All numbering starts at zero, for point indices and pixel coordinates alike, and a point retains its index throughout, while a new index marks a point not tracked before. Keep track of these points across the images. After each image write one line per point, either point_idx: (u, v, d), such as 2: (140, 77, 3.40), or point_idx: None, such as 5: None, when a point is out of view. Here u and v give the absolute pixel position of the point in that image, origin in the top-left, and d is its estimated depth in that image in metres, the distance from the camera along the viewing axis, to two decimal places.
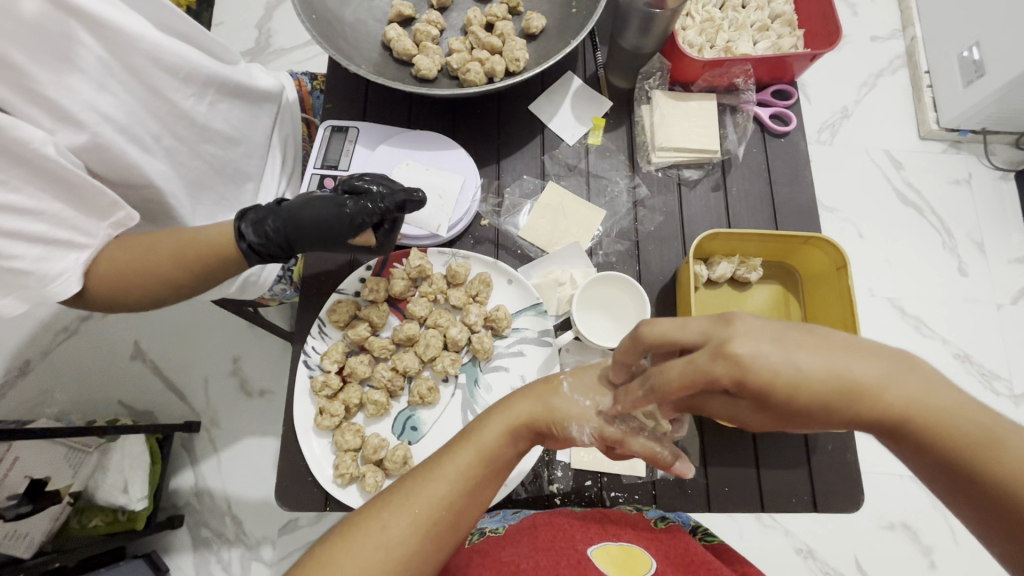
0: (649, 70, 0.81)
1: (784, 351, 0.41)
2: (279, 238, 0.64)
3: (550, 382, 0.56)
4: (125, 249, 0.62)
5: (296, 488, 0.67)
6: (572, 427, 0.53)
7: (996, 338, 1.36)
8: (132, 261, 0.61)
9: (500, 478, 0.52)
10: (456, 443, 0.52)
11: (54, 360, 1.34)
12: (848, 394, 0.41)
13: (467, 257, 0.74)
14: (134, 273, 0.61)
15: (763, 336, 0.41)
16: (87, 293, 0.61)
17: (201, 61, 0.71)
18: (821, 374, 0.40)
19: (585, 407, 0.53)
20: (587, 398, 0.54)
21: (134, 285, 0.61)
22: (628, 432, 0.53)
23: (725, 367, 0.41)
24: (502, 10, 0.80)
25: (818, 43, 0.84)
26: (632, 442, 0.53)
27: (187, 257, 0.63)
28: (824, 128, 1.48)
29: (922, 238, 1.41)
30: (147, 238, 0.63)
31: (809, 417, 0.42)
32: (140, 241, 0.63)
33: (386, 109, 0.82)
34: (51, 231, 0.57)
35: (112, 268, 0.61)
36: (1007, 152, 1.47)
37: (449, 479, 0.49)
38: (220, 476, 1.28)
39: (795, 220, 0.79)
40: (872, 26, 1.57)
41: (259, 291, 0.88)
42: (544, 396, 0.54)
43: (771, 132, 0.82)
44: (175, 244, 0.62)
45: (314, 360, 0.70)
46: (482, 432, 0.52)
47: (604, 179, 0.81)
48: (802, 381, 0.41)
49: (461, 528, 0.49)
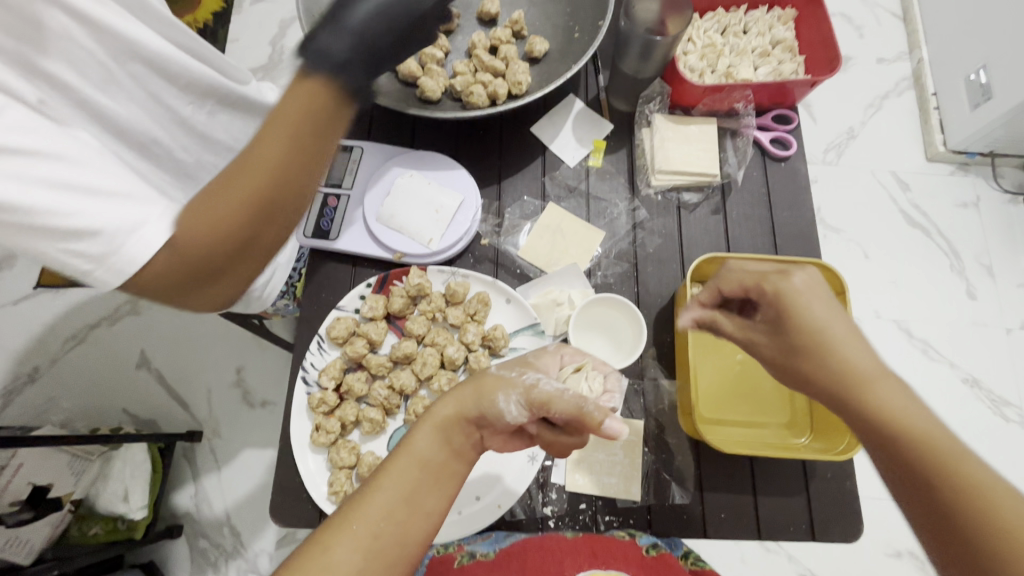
0: (650, 94, 0.82)
1: (827, 318, 0.52)
2: (371, 48, 0.50)
3: (472, 377, 0.57)
4: (194, 221, 0.47)
5: (291, 505, 0.67)
6: (498, 398, 0.54)
7: (1007, 364, 1.34)
8: (210, 223, 0.47)
9: (442, 482, 0.51)
10: (392, 454, 0.51)
11: (60, 368, 1.36)
12: (849, 368, 0.50)
13: (466, 276, 0.74)
14: (221, 244, 0.48)
15: (815, 296, 0.53)
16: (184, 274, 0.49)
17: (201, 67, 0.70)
18: (840, 347, 0.51)
19: (510, 377, 0.56)
20: (514, 371, 0.57)
21: (219, 241, 0.47)
22: (553, 389, 0.55)
23: (774, 282, 0.55)
24: (505, 34, 0.82)
25: (819, 69, 0.84)
26: (558, 399, 0.55)
27: (275, 185, 0.47)
28: (830, 149, 1.48)
29: (930, 260, 1.40)
30: (222, 185, 0.47)
31: (799, 368, 0.52)
32: (211, 188, 0.48)
33: (391, 128, 0.83)
34: (109, 186, 0.48)
35: (166, 250, 0.48)
36: (1015, 176, 1.46)
37: (388, 490, 0.48)
38: (219, 487, 1.28)
39: (796, 245, 0.79)
40: (879, 48, 1.58)
41: (263, 303, 0.89)
42: (470, 390, 0.55)
43: (772, 156, 0.83)
44: (247, 177, 0.46)
45: (313, 377, 0.70)
46: (415, 437, 0.52)
47: (605, 202, 0.81)
48: (819, 333, 0.51)
49: (409, 542, 0.47)
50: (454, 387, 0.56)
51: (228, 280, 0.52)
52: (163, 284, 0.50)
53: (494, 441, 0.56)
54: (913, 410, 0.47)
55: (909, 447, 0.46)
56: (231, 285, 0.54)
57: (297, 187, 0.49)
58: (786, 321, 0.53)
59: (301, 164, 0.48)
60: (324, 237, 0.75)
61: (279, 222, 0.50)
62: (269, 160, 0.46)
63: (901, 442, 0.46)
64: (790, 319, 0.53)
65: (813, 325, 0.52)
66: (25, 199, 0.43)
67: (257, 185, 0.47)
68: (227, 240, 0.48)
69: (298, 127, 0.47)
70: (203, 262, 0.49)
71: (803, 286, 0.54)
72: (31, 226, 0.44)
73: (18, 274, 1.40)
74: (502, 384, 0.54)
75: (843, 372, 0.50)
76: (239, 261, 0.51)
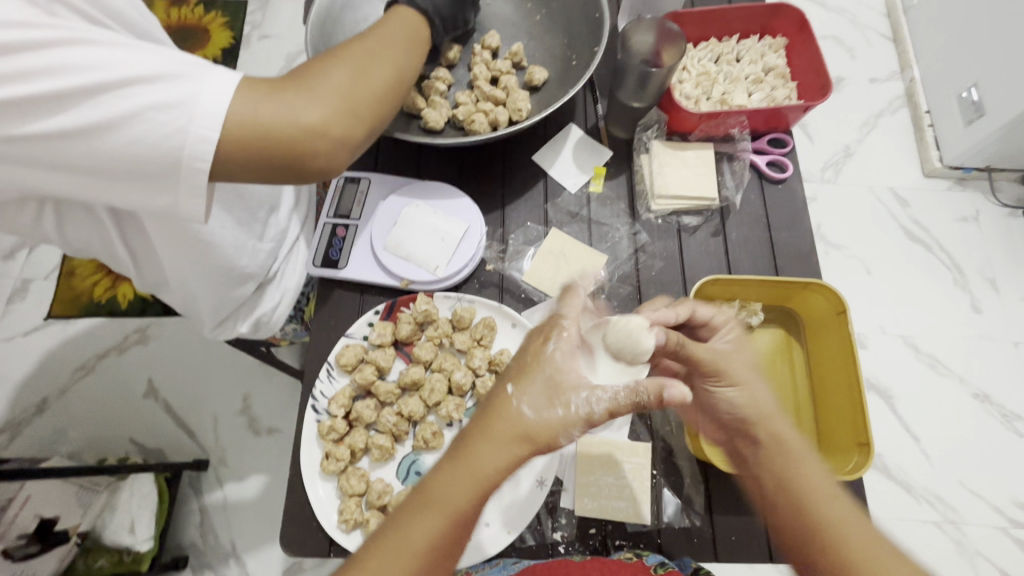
0: (647, 122, 0.84)
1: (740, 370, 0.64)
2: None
3: (511, 406, 0.52)
4: (301, 84, 0.57)
5: (301, 534, 0.67)
6: (556, 441, 0.52)
7: (1016, 377, 1.33)
8: (317, 82, 0.57)
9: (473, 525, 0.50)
10: (420, 507, 0.49)
11: (69, 398, 1.37)
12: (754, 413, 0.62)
13: (472, 301, 0.76)
14: (334, 95, 0.57)
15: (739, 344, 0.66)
16: (297, 125, 0.54)
17: (127, 10, 0.63)
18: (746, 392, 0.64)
19: (561, 418, 0.52)
20: (558, 407, 0.52)
21: (332, 94, 0.57)
22: (610, 408, 0.53)
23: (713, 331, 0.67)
24: (505, 65, 0.85)
25: (811, 93, 0.87)
26: (617, 410, 0.53)
27: (373, 67, 0.62)
28: (827, 167, 1.50)
29: (933, 275, 1.41)
30: (324, 65, 0.59)
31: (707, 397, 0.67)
32: (314, 69, 0.59)
33: (398, 160, 0.86)
34: (141, 58, 0.49)
35: (273, 81, 0.56)
36: (1014, 190, 1.48)
37: (420, 548, 0.47)
38: (226, 516, 1.27)
39: (796, 265, 0.80)
40: (870, 69, 1.62)
41: (271, 329, 0.90)
42: (516, 429, 0.51)
43: (769, 179, 0.85)
44: (354, 60, 0.61)
45: (322, 405, 0.71)
46: (450, 492, 0.49)
47: (606, 226, 0.83)
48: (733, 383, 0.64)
49: None
50: (491, 429, 0.51)
51: (320, 104, 0.56)
52: (267, 99, 0.54)
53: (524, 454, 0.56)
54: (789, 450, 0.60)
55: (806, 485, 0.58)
56: (321, 112, 0.56)
57: (399, 53, 0.65)
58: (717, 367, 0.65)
59: (410, 42, 0.67)
60: (333, 265, 0.78)
61: (379, 68, 0.62)
62: (377, 33, 0.65)
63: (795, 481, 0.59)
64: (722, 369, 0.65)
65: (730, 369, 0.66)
66: (79, 60, 0.46)
67: (367, 43, 0.63)
68: (337, 74, 0.59)
69: (404, 21, 0.68)
70: (306, 83, 0.57)
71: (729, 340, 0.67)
72: (107, 87, 0.47)
73: (30, 306, 1.43)
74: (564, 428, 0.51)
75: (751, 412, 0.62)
76: (337, 88, 0.58)
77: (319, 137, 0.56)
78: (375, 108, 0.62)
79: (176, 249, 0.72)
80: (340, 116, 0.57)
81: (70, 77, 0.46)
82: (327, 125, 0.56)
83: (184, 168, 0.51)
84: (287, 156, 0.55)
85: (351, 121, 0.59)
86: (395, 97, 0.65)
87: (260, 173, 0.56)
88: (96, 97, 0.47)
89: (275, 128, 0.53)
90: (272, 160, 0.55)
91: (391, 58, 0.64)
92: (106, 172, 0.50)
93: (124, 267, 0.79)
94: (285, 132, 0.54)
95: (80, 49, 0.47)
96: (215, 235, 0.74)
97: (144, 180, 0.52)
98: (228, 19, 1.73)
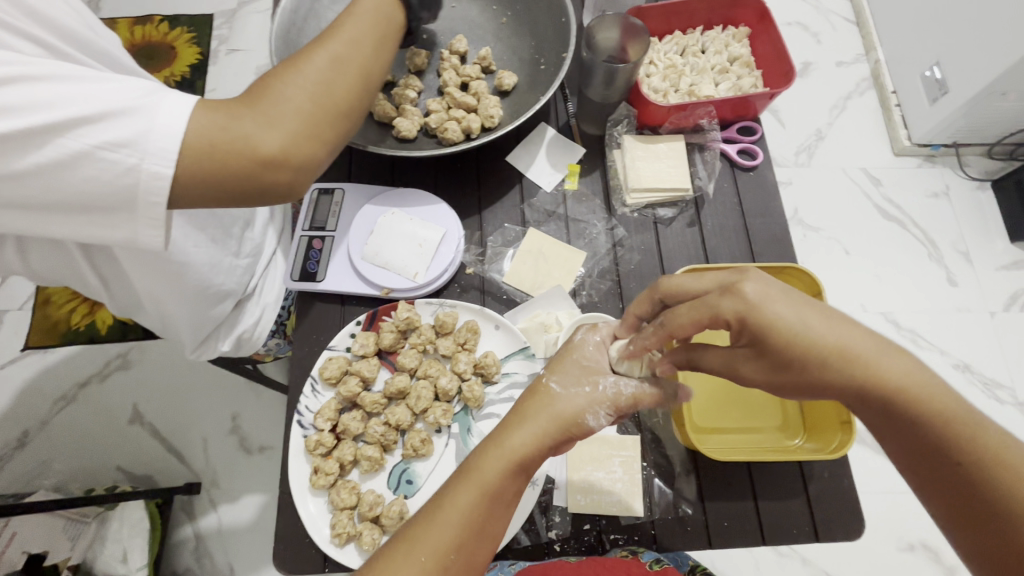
0: (617, 117, 0.85)
1: (798, 312, 0.50)
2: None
3: (538, 390, 0.58)
4: (254, 107, 0.55)
5: (293, 552, 0.66)
6: (587, 417, 0.56)
7: (993, 345, 1.37)
8: (274, 105, 0.56)
9: (505, 506, 0.53)
10: (457, 480, 0.53)
11: (51, 430, 1.34)
12: (840, 357, 0.49)
13: (454, 306, 0.76)
14: (292, 120, 0.56)
15: (772, 288, 0.51)
16: (255, 156, 0.54)
17: (82, 31, 0.62)
18: (826, 337, 0.49)
19: (587, 394, 0.57)
20: (584, 385, 0.58)
21: (289, 118, 0.56)
22: (635, 389, 0.58)
23: (731, 305, 0.51)
24: (475, 70, 0.85)
25: (776, 81, 0.88)
26: (642, 395, 0.58)
27: (336, 83, 0.60)
28: (801, 151, 1.53)
29: (909, 251, 1.44)
30: (281, 83, 0.58)
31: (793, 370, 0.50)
32: (271, 89, 0.57)
33: (371, 168, 0.85)
34: (93, 93, 0.48)
35: (228, 104, 0.55)
36: (981, 164, 1.52)
37: (456, 521, 0.50)
38: (220, 539, 1.25)
39: (772, 251, 0.81)
40: (837, 53, 1.64)
41: (253, 347, 0.89)
42: (545, 405, 0.56)
43: (740, 167, 0.86)
44: (315, 74, 0.59)
45: (308, 420, 0.71)
46: (486, 465, 0.52)
47: (582, 223, 0.84)
48: (803, 337, 0.49)
49: (475, 564, 0.51)
50: (520, 413, 0.56)
51: (278, 130, 0.55)
52: (222, 127, 0.53)
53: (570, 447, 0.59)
54: (907, 381, 0.48)
55: (942, 418, 0.47)
56: (281, 140, 0.55)
57: (365, 62, 0.62)
58: (762, 337, 0.50)
59: (377, 48, 0.64)
60: (311, 278, 0.77)
61: (343, 83, 0.60)
62: (343, 35, 0.62)
63: (925, 420, 0.47)
64: (770, 333, 0.50)
65: (792, 328, 0.50)
66: (28, 96, 0.46)
67: (329, 49, 0.61)
68: (296, 94, 0.57)
69: (371, 19, 0.65)
70: (262, 106, 0.56)
71: (758, 294, 0.50)
72: (58, 126, 0.46)
73: (4, 339, 1.39)
74: (591, 404, 0.56)
75: (839, 361, 0.49)
76: (296, 112, 0.57)
77: (279, 165, 0.56)
78: (338, 128, 0.61)
79: (147, 273, 0.72)
80: (299, 143, 0.57)
81: (16, 114, 0.45)
82: (286, 154, 0.56)
83: (141, 203, 0.51)
84: (249, 187, 0.55)
85: (311, 144, 0.58)
86: (361, 111, 0.64)
87: (222, 202, 0.56)
88: (48, 134, 0.46)
89: (233, 159, 0.53)
90: (233, 190, 0.55)
91: (355, 67, 0.62)
92: (69, 204, 0.50)
93: (97, 294, 0.77)
94: (244, 163, 0.53)
95: (31, 85, 0.46)
96: (189, 256, 0.73)
97: (101, 212, 0.52)
98: (194, 35, 1.70)
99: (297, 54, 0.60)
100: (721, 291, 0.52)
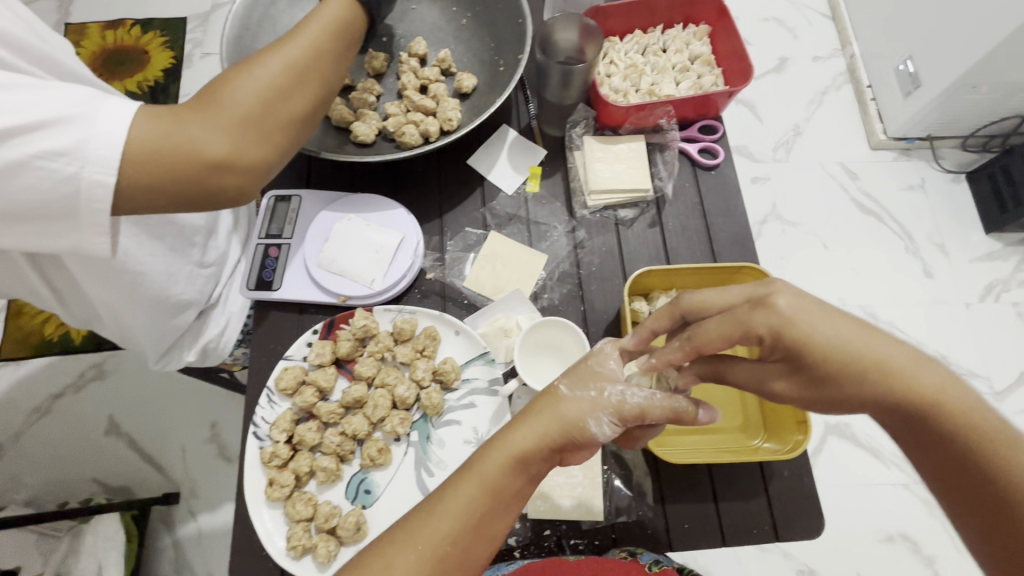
0: (574, 119, 0.86)
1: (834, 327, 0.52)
2: None
3: (547, 391, 0.57)
4: (200, 110, 0.54)
5: (256, 564, 0.66)
6: (588, 423, 0.54)
7: (969, 336, 1.38)
8: (223, 107, 0.55)
9: (505, 506, 0.53)
10: (458, 475, 0.53)
11: (22, 443, 1.32)
12: (877, 370, 0.51)
13: (413, 312, 0.75)
14: (239, 123, 0.55)
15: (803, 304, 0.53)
16: (201, 161, 0.53)
17: (30, 39, 0.61)
18: (860, 348, 0.51)
19: (592, 399, 0.55)
20: (590, 389, 0.56)
21: (238, 122, 0.55)
22: (644, 401, 0.55)
23: (764, 319, 0.53)
24: (434, 73, 0.84)
25: (736, 79, 0.88)
26: (651, 407, 0.56)
27: (290, 83, 0.59)
28: (778, 146, 1.53)
29: (886, 244, 1.45)
30: (231, 85, 0.57)
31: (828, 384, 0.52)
32: (219, 91, 0.56)
33: (330, 173, 0.84)
34: (30, 101, 0.47)
35: (173, 108, 0.54)
36: (955, 156, 1.53)
37: (453, 515, 0.51)
38: (199, 548, 1.24)
39: (734, 250, 0.81)
40: (813, 47, 1.65)
41: (220, 356, 0.86)
42: (551, 408, 0.55)
43: (701, 166, 0.85)
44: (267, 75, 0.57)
45: (264, 431, 0.70)
46: (486, 462, 0.53)
47: (544, 226, 0.83)
48: (844, 350, 0.51)
49: (467, 562, 0.51)
50: (530, 411, 0.55)
51: (224, 133, 0.54)
52: (167, 131, 0.52)
53: (576, 459, 0.57)
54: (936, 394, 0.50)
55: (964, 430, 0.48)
56: (227, 143, 0.54)
57: (320, 62, 0.61)
58: (796, 351, 0.53)
59: (335, 47, 0.63)
60: (267, 287, 0.76)
61: (297, 83, 0.59)
62: (301, 35, 0.61)
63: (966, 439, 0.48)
64: (805, 348, 0.52)
65: (828, 342, 0.52)
66: None
67: (285, 50, 0.59)
68: (245, 96, 0.56)
69: (330, 18, 0.63)
70: (209, 109, 0.55)
71: (791, 308, 0.53)
72: None
73: None
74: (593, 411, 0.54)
75: (869, 371, 0.51)
76: (244, 115, 0.56)
77: (226, 169, 0.55)
78: (290, 130, 0.60)
79: (102, 283, 0.70)
80: (248, 146, 0.56)
81: None
82: (233, 158, 0.55)
83: (84, 210, 0.50)
84: (197, 192, 0.54)
85: (260, 147, 0.57)
86: (316, 111, 0.62)
87: (173, 206, 0.55)
88: None
89: (178, 163, 0.52)
90: (180, 196, 0.54)
91: (312, 67, 0.60)
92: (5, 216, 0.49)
93: (52, 306, 0.76)
94: (191, 167, 0.52)
95: None
96: (144, 265, 0.72)
97: (39, 223, 0.51)
98: (167, 38, 1.68)
99: (251, 56, 0.59)
100: (748, 303, 0.55)
